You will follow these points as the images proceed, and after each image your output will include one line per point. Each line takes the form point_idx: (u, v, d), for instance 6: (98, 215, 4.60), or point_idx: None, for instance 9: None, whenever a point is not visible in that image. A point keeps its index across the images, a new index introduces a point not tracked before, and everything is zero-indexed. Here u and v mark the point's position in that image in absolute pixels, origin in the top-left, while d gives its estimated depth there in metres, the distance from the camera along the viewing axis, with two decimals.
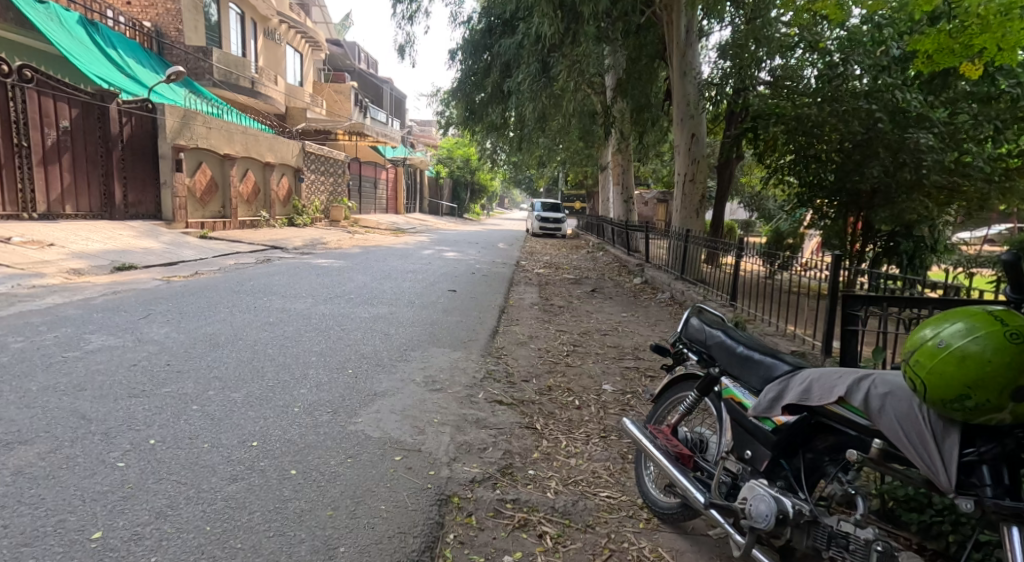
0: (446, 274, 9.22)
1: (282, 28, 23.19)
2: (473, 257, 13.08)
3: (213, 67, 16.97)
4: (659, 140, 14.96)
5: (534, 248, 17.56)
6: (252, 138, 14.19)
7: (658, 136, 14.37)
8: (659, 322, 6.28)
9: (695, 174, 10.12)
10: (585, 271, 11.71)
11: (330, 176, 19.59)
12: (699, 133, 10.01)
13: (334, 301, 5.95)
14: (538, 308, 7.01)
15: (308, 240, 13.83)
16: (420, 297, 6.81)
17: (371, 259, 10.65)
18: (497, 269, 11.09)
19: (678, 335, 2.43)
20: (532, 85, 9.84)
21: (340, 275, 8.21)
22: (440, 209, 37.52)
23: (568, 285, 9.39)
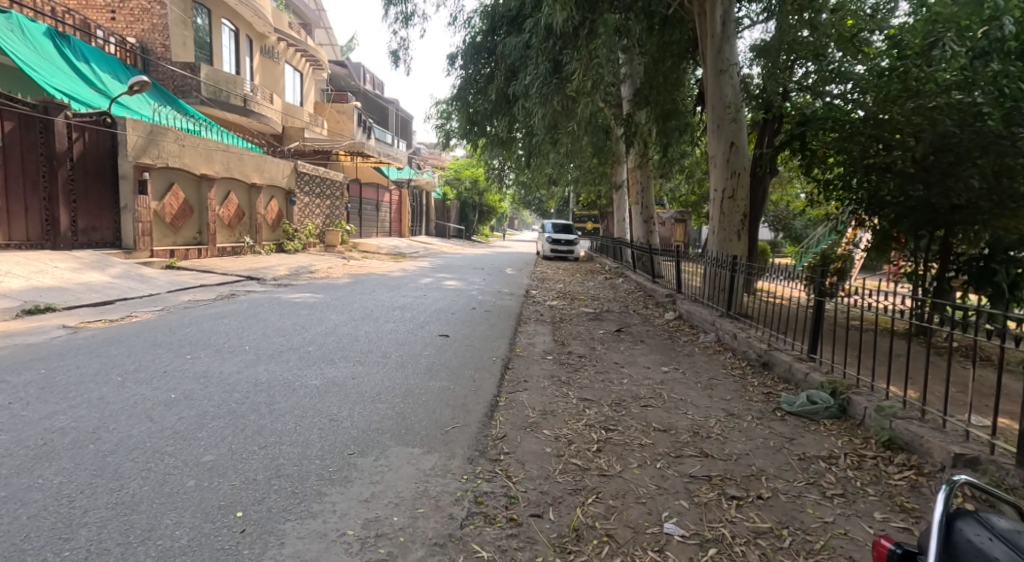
0: (442, 311, 7.77)
1: (280, 44, 22.19)
2: (476, 286, 11.64)
3: (201, 84, 15.84)
4: (684, 154, 13.50)
5: (546, 273, 16.13)
6: (236, 157, 12.96)
7: (683, 149, 12.92)
8: (713, 383, 4.76)
9: (735, 190, 8.66)
10: (604, 302, 10.23)
11: (326, 199, 18.34)
12: (740, 141, 8.55)
13: (283, 359, 4.52)
14: (551, 359, 5.52)
15: (295, 268, 12.52)
16: (401, 347, 5.35)
17: (358, 291, 9.24)
18: (503, 301, 9.64)
19: (945, 541, 1.29)
20: (542, 88, 8.46)
21: (312, 314, 6.80)
22: (447, 231, 36.26)
23: (587, 323, 7.90)
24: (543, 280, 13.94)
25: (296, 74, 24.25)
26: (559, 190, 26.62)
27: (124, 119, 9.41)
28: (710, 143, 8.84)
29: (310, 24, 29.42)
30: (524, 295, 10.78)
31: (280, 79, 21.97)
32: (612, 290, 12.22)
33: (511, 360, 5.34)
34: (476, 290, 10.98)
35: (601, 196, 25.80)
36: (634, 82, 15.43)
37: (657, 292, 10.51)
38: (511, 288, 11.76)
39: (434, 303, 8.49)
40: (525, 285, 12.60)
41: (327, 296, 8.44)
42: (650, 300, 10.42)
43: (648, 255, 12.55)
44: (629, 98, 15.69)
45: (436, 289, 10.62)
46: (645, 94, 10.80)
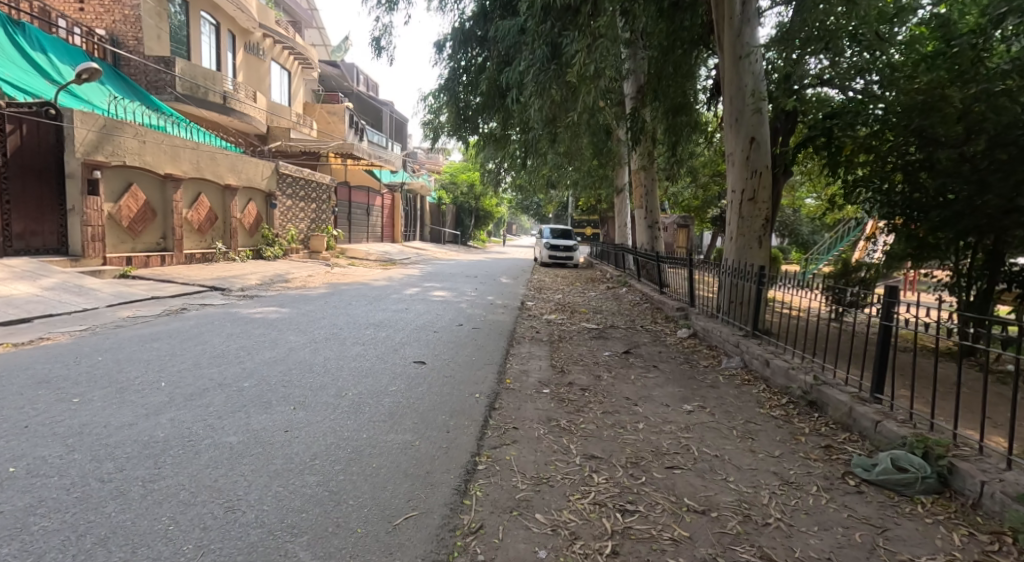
0: (422, 328, 6.80)
1: (266, 41, 21.25)
2: (466, 296, 10.68)
3: (176, 79, 14.87)
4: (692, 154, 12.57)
5: (543, 281, 15.19)
6: (207, 156, 12.00)
7: (691, 148, 11.99)
8: (752, 429, 3.78)
9: (757, 191, 7.71)
10: (607, 315, 9.27)
11: (311, 202, 17.36)
12: (762, 136, 7.62)
13: (203, 400, 3.53)
14: (548, 394, 4.54)
15: (270, 276, 11.53)
16: (363, 380, 4.36)
17: (332, 304, 8.24)
18: (495, 314, 8.64)
19: None
20: (539, 75, 7.51)
21: (268, 333, 5.82)
22: (442, 237, 35.31)
23: (590, 342, 6.92)
24: (541, 290, 12.98)
25: (283, 73, 23.30)
26: (557, 194, 25.68)
27: (71, 110, 8.44)
28: (727, 139, 7.92)
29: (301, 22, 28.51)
30: (519, 306, 9.79)
31: (265, 77, 21.01)
32: (617, 300, 11.27)
33: (499, 397, 4.35)
34: (467, 301, 9.99)
35: (601, 200, 24.88)
36: (637, 77, 14.51)
37: (666, 304, 9.53)
38: (507, 298, 10.78)
39: (416, 318, 7.51)
40: (521, 295, 11.62)
41: (295, 309, 7.45)
42: (658, 314, 9.44)
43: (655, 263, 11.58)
44: (633, 95, 14.75)
45: (423, 300, 9.63)
46: (651, 87, 9.90)
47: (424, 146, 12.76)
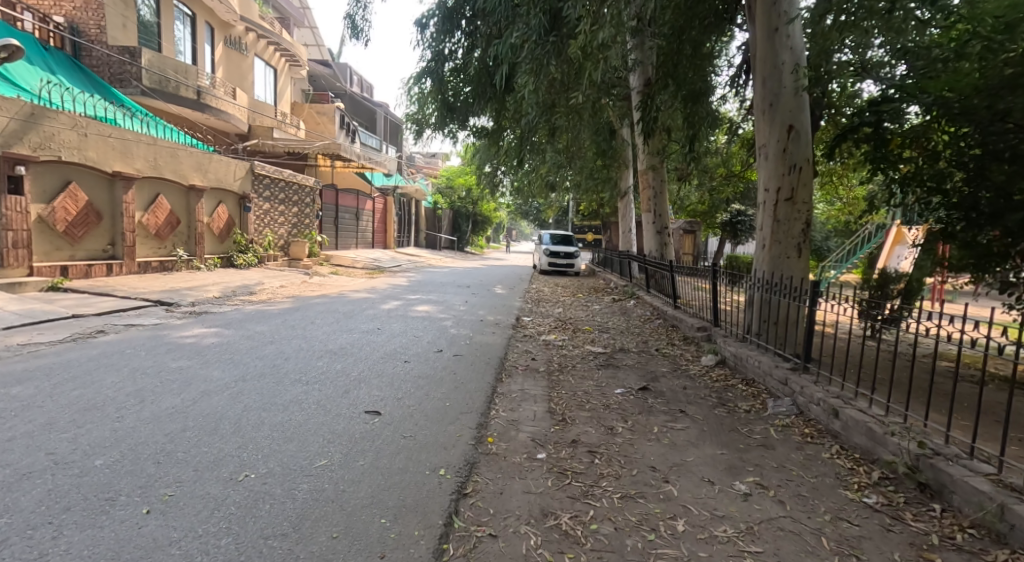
0: (390, 356, 5.55)
1: (250, 35, 20.09)
2: (453, 310, 9.43)
3: (142, 71, 13.67)
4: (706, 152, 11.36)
5: (542, 292, 13.96)
6: (168, 152, 10.80)
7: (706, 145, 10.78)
8: (847, 539, 2.52)
9: (797, 188, 6.47)
10: (614, 335, 8.04)
11: (292, 205, 16.17)
12: (802, 125, 6.44)
13: (7, 500, 2.29)
14: (543, 466, 3.30)
15: (236, 288, 10.29)
16: (284, 447, 3.11)
17: (290, 323, 7.00)
18: (482, 334, 7.41)
19: None
20: (535, 50, 6.33)
21: (187, 366, 4.56)
22: (438, 242, 34.10)
23: (596, 375, 5.67)
24: (538, 302, 11.74)
25: (268, 72, 22.15)
26: (557, 198, 24.53)
27: None
28: (759, 128, 6.72)
29: (289, 19, 27.42)
30: (513, 324, 8.56)
31: (248, 74, 19.84)
32: (624, 316, 10.04)
33: (474, 472, 3.10)
34: (454, 317, 8.73)
35: (604, 204, 23.70)
36: (644, 70, 13.34)
37: (684, 322, 8.29)
38: (500, 313, 9.54)
39: (386, 342, 6.26)
40: (516, 309, 10.38)
41: (240, 331, 6.21)
42: (674, 333, 8.20)
43: (667, 275, 10.37)
44: (639, 89, 13.57)
45: (403, 316, 8.40)
46: (665, 73, 8.73)
47: (411, 141, 11.54)
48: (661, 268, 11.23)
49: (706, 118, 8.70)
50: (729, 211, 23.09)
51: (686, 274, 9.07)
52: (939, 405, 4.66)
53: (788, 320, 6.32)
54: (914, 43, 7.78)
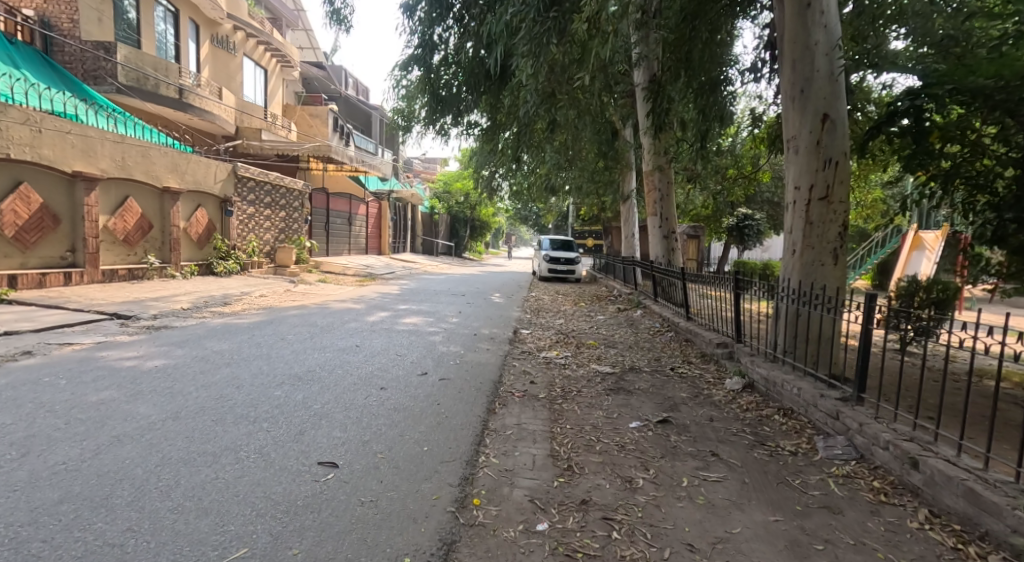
0: (364, 382, 4.75)
1: (238, 34, 19.35)
2: (444, 323, 8.64)
3: (117, 67, 12.91)
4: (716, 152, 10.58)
5: (543, 301, 13.16)
6: (139, 151, 10.03)
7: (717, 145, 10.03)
8: None
9: (833, 186, 5.68)
10: (622, 350, 7.24)
11: (279, 210, 15.41)
12: (838, 113, 5.65)
13: None
14: (544, 546, 2.50)
15: (210, 298, 9.50)
16: (195, 526, 2.31)
17: (258, 340, 6.21)
18: (474, 351, 6.63)
19: None
20: (533, 28, 5.56)
21: (114, 398, 3.77)
22: (436, 248, 33.33)
23: (604, 403, 4.88)
24: (537, 312, 10.94)
25: (259, 73, 21.44)
26: (557, 202, 23.74)
27: None
28: (788, 118, 5.94)
29: (282, 19, 26.72)
30: (509, 338, 7.77)
31: (235, 74, 19.10)
32: (630, 328, 9.25)
33: (450, 560, 2.31)
34: (445, 330, 7.94)
35: (605, 208, 22.91)
36: (650, 65, 12.56)
37: (698, 335, 7.50)
38: (496, 326, 8.75)
39: (363, 363, 5.46)
40: (513, 320, 9.58)
41: (196, 350, 5.41)
42: (688, 348, 7.40)
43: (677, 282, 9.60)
44: (644, 86, 12.81)
45: (388, 330, 7.60)
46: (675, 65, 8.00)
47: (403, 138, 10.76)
48: (669, 275, 10.45)
49: (721, 113, 7.94)
50: (734, 215, 22.32)
51: (699, 282, 8.31)
52: (1017, 440, 3.89)
53: (825, 336, 5.55)
54: (955, 25, 7.02)
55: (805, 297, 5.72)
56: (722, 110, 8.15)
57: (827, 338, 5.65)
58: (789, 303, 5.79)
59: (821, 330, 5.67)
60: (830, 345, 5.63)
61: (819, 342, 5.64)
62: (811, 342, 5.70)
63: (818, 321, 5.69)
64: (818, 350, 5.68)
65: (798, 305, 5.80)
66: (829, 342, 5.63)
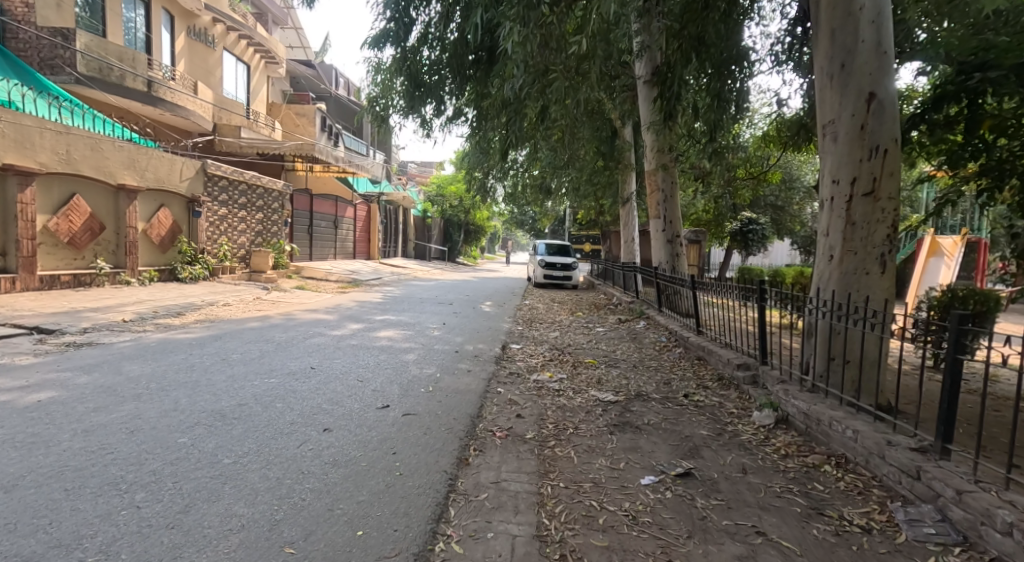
0: (303, 420, 3.78)
1: (218, 27, 18.40)
2: (423, 337, 7.69)
3: (77, 56, 11.98)
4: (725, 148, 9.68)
5: (537, 310, 12.23)
6: (88, 143, 9.08)
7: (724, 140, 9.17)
8: None
9: (880, 180, 4.73)
10: (624, 371, 6.29)
11: (254, 211, 14.46)
12: (886, 92, 4.72)
13: None
14: None
15: (164, 307, 8.52)
16: None
17: (193, 360, 5.24)
18: (452, 372, 5.66)
19: None
20: None
21: None
22: (428, 252, 32.41)
23: (606, 446, 3.92)
24: (529, 323, 9.99)
25: (242, 69, 20.50)
26: (553, 205, 22.78)
27: None
28: (824, 100, 5.01)
29: (268, 15, 25.77)
30: (495, 355, 6.81)
31: (215, 69, 18.16)
32: (633, 342, 8.29)
33: None
34: (423, 346, 6.97)
35: (603, 212, 21.98)
36: (652, 56, 11.65)
37: (712, 352, 6.54)
38: (482, 340, 7.79)
39: (311, 391, 4.49)
40: (502, 333, 8.61)
41: (107, 376, 4.43)
42: (699, 368, 6.44)
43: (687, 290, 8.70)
44: (647, 78, 11.89)
45: (357, 346, 6.63)
46: (685, 46, 7.10)
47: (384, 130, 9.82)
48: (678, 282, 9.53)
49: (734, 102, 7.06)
50: (738, 219, 21.42)
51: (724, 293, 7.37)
52: None
53: (867, 359, 4.61)
54: None
55: (843, 312, 4.78)
56: (736, 98, 7.22)
57: (870, 361, 4.72)
58: (821, 318, 4.86)
59: (864, 352, 4.73)
60: (874, 369, 4.70)
61: (860, 366, 4.71)
62: (850, 366, 4.76)
63: (858, 341, 4.76)
64: (859, 375, 4.75)
65: (833, 321, 4.86)
66: (872, 365, 4.70)
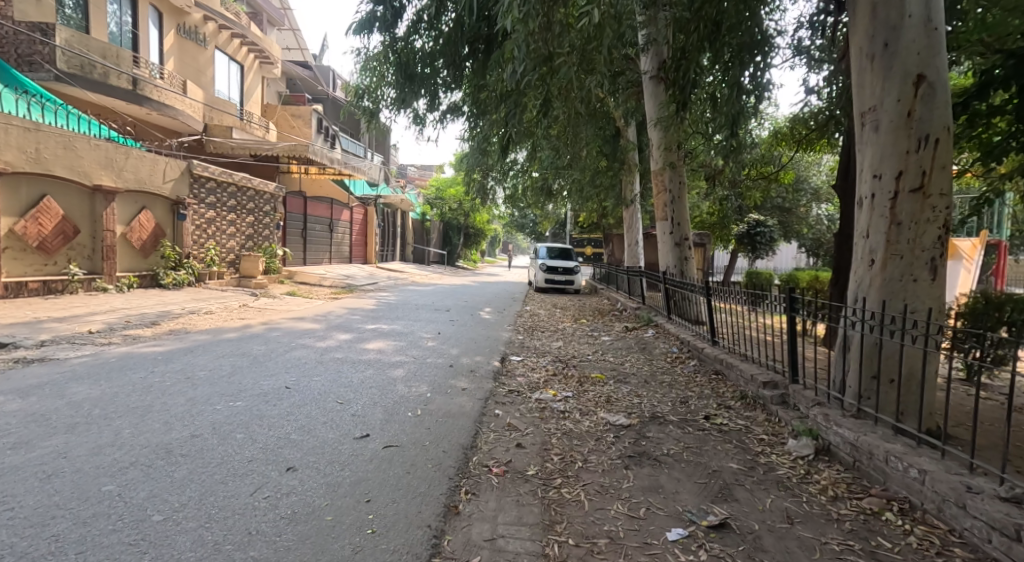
0: (265, 457, 3.20)
1: (210, 25, 17.88)
2: (415, 349, 7.11)
3: (56, 51, 11.44)
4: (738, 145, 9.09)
5: (538, 317, 11.66)
6: (60, 141, 8.57)
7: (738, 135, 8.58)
8: None
9: (931, 173, 4.15)
10: (634, 388, 5.71)
11: (244, 215, 13.92)
12: (937, 74, 4.14)
13: None
14: None
15: (138, 316, 7.95)
16: None
17: (152, 379, 4.66)
18: (444, 391, 5.09)
19: None
20: None
21: None
22: (427, 256, 31.86)
23: (621, 486, 3.34)
24: (530, 332, 9.42)
25: (235, 69, 19.99)
26: (554, 207, 22.24)
27: None
28: (863, 84, 4.45)
29: (262, 14, 25.24)
30: (493, 370, 6.24)
31: (207, 68, 17.64)
32: (642, 353, 7.71)
33: None
34: (414, 360, 6.40)
35: (605, 215, 21.44)
36: (659, 50, 11.10)
37: (731, 365, 5.98)
38: (479, 352, 7.22)
39: (281, 417, 3.91)
40: (502, 344, 8.04)
41: (44, 401, 3.84)
42: (719, 384, 5.86)
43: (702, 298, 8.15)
44: (652, 74, 11.33)
45: (342, 360, 6.05)
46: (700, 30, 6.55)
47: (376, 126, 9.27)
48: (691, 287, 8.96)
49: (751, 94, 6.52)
50: (744, 222, 20.88)
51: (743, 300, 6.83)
52: None
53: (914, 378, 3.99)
54: None
55: (883, 322, 4.17)
56: (754, 90, 6.69)
57: (916, 380, 4.08)
58: (856, 329, 4.24)
59: (909, 369, 4.10)
60: (922, 388, 4.06)
61: (906, 386, 4.08)
62: (894, 385, 4.14)
63: (902, 357, 4.13)
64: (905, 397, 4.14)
65: (872, 333, 4.24)
66: (919, 385, 4.05)
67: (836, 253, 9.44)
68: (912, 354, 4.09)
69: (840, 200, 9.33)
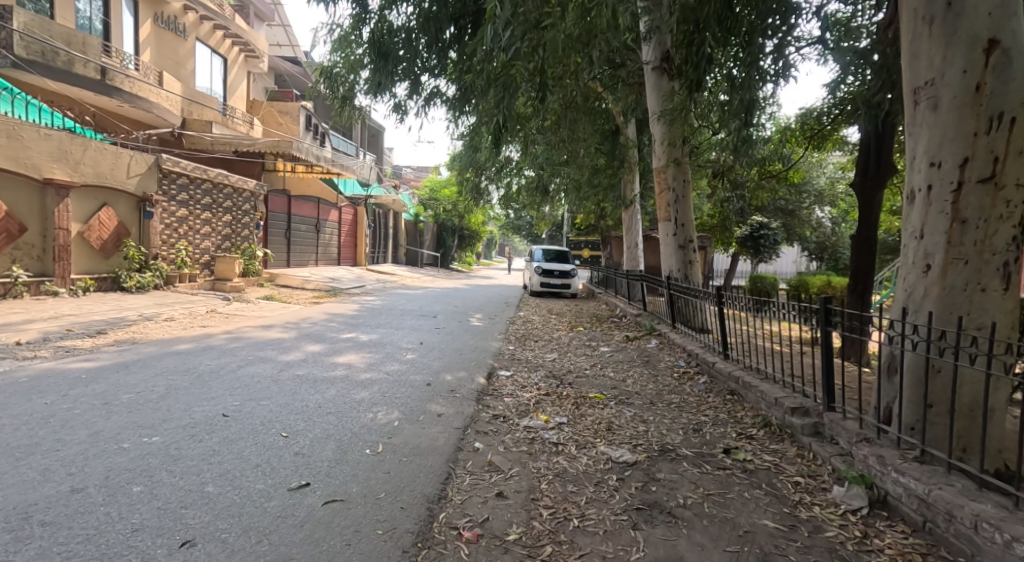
0: (159, 524, 2.43)
1: (191, 15, 17.08)
2: (391, 363, 6.32)
3: (13, 36, 10.67)
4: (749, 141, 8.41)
5: (531, 323, 10.92)
6: (4, 130, 7.95)
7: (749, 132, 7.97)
8: None
9: (1006, 159, 3.38)
10: (636, 412, 4.99)
11: (220, 213, 13.14)
12: (1013, 38, 3.39)
13: None
14: None
15: (85, 322, 7.18)
16: None
17: (62, 404, 3.89)
18: (415, 418, 4.31)
19: None
20: None
21: None
22: (420, 259, 31.12)
23: (628, 558, 2.58)
24: (521, 341, 8.66)
25: (219, 62, 19.21)
26: (550, 208, 21.52)
27: None
28: (917, 54, 3.70)
29: (250, 7, 24.26)
30: (476, 389, 5.46)
31: (186, 61, 16.86)
32: (646, 367, 6.95)
33: None
34: (387, 377, 5.62)
35: (603, 216, 20.76)
36: (662, 39, 10.38)
37: (749, 383, 5.23)
38: (463, 366, 6.45)
39: (202, 459, 3.13)
40: (490, 356, 7.27)
41: None
42: (735, 406, 5.10)
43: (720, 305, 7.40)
44: (655, 64, 10.58)
45: (303, 378, 5.27)
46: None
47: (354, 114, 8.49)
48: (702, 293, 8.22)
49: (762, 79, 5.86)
50: (747, 224, 20.20)
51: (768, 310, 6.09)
52: None
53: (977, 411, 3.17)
54: None
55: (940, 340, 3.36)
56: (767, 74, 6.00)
57: (984, 413, 3.23)
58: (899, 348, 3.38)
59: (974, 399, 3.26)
60: (992, 424, 3.20)
61: (966, 420, 3.25)
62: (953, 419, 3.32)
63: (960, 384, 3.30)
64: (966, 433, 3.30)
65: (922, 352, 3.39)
66: (989, 420, 3.20)
67: (853, 254, 8.67)
68: (976, 380, 3.24)
69: (858, 197, 8.63)
